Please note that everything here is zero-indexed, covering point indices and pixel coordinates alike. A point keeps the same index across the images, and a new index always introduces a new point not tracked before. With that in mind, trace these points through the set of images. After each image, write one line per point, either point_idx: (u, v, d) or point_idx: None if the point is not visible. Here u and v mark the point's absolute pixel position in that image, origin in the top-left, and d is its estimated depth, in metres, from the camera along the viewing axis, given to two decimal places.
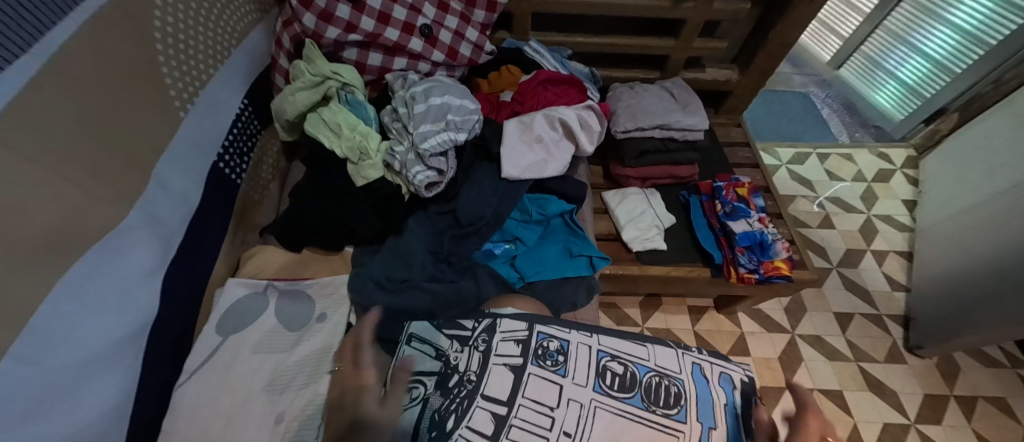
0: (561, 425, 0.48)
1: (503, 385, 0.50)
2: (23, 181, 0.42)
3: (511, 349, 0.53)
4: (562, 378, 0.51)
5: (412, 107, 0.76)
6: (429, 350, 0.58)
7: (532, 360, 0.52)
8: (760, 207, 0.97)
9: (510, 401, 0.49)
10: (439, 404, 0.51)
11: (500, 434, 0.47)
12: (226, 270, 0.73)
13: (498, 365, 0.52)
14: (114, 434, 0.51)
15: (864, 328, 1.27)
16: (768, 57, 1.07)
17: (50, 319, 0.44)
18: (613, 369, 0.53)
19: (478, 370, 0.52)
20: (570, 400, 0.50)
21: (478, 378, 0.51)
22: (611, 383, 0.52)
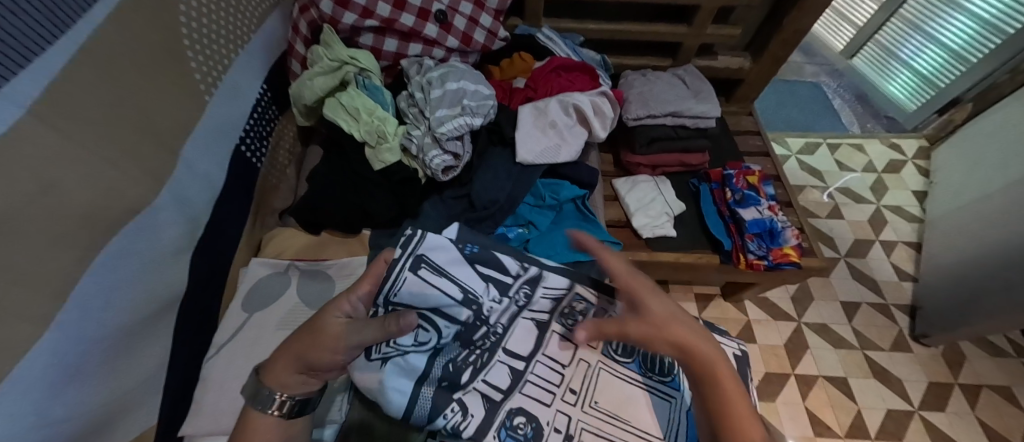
0: (568, 383, 0.57)
1: (523, 340, 0.57)
2: (65, 158, 0.44)
3: (542, 306, 0.59)
4: (577, 339, 0.59)
5: (429, 93, 0.77)
6: (450, 291, 0.54)
7: (548, 327, 0.59)
8: (770, 195, 0.98)
9: (528, 357, 0.57)
10: (457, 354, 0.55)
11: (513, 389, 0.55)
12: (247, 251, 0.75)
13: (524, 320, 0.58)
14: (146, 401, 0.54)
15: (870, 317, 1.28)
16: (781, 45, 1.07)
17: (88, 291, 0.46)
18: (619, 337, 0.60)
19: (504, 323, 0.57)
20: (580, 360, 0.58)
21: (503, 330, 0.57)
22: (617, 350, 0.59)
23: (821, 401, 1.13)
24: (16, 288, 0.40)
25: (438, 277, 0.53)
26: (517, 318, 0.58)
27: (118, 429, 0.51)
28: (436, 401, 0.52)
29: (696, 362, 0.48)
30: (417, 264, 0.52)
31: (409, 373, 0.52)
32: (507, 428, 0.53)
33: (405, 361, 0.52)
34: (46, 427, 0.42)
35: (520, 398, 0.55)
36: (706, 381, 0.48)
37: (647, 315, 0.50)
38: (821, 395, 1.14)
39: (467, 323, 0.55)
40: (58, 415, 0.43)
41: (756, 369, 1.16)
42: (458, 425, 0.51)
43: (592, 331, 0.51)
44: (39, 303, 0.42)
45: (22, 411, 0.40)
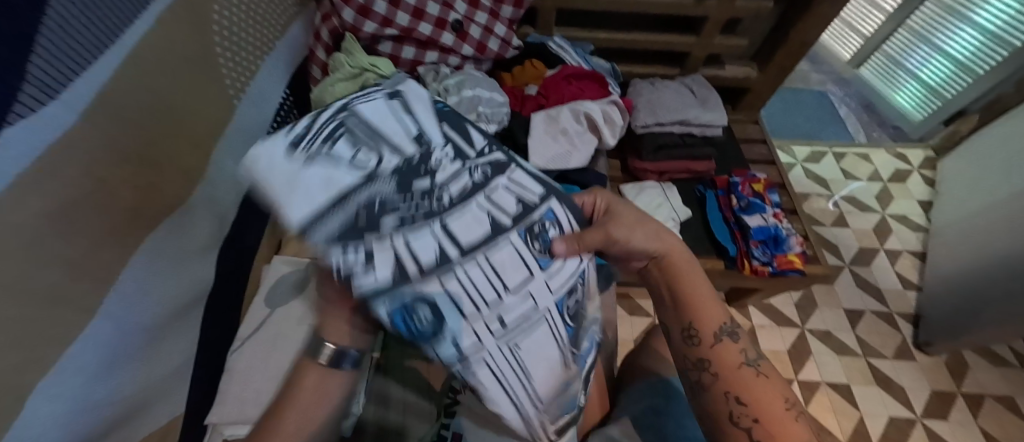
0: (500, 310, 0.42)
1: (468, 228, 0.41)
2: (115, 158, 0.47)
3: (507, 202, 0.44)
4: (539, 269, 0.45)
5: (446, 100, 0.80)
6: (408, 128, 0.43)
7: (526, 242, 0.44)
8: (774, 202, 1.00)
9: (466, 252, 0.41)
10: (384, 189, 0.39)
11: (434, 273, 0.39)
12: (267, 250, 0.78)
13: (479, 208, 0.43)
14: (176, 387, 0.58)
15: (874, 325, 1.29)
16: (787, 55, 1.09)
17: (129, 284, 0.50)
18: (579, 293, 0.49)
19: (455, 195, 0.42)
20: (528, 294, 0.44)
21: (449, 203, 0.41)
22: (570, 307, 0.49)
23: (824, 407, 1.14)
24: (67, 279, 0.43)
25: (435, 128, 0.45)
26: (506, 213, 0.44)
27: (151, 415, 0.54)
28: (357, 220, 0.37)
29: (668, 267, 0.53)
30: (392, 94, 0.45)
31: (340, 172, 0.38)
32: (404, 310, 0.38)
33: (330, 153, 0.38)
34: (89, 409, 0.45)
35: (436, 291, 0.39)
36: (682, 286, 0.53)
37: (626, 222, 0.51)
38: (824, 401, 1.15)
39: (407, 164, 0.41)
40: (99, 399, 0.46)
41: None
42: (353, 267, 0.36)
43: (572, 244, 0.47)
44: (87, 294, 0.45)
45: (68, 395, 0.43)
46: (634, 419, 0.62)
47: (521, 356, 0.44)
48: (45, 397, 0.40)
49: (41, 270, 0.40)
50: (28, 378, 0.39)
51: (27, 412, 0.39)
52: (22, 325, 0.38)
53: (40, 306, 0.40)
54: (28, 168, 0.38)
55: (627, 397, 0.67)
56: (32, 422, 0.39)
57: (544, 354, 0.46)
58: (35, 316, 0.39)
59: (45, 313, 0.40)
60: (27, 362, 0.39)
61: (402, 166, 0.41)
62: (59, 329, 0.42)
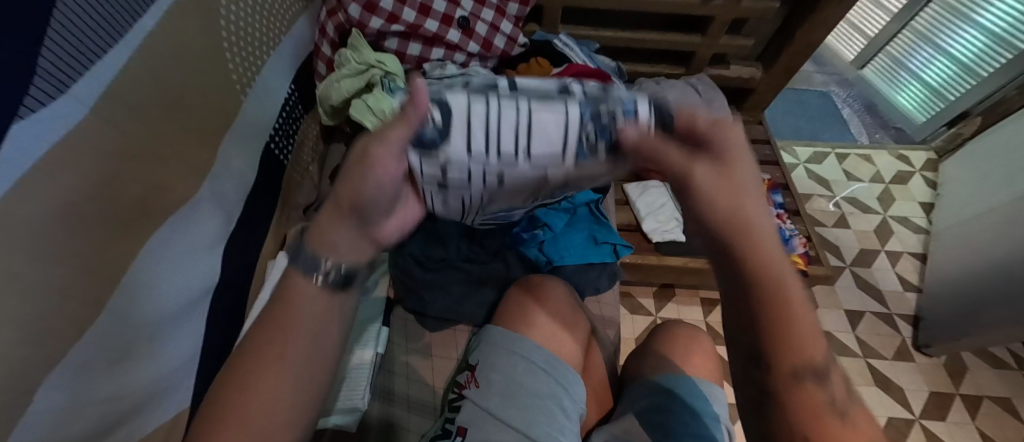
0: (500, 166, 0.53)
1: (547, 108, 0.50)
2: (121, 155, 0.47)
3: (605, 98, 0.51)
4: (564, 158, 0.51)
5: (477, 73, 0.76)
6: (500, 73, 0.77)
7: (576, 133, 0.50)
8: (778, 203, 1.02)
9: (518, 106, 0.51)
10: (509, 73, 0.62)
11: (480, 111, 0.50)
12: (272, 245, 0.78)
13: (572, 100, 0.51)
14: (181, 383, 0.58)
15: (873, 326, 1.30)
16: (793, 56, 1.08)
17: (138, 280, 0.50)
18: (583, 184, 0.60)
19: (575, 90, 0.53)
20: (536, 170, 0.53)
21: (557, 92, 0.52)
22: (565, 187, 0.60)
23: None
24: (77, 276, 0.43)
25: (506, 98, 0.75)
26: (575, 104, 0.51)
27: (157, 409, 0.54)
28: (483, 76, 0.60)
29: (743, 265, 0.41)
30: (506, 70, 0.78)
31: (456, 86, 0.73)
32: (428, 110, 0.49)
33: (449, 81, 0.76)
34: (95, 404, 0.45)
35: (461, 123, 0.50)
36: (761, 298, 0.40)
37: (704, 166, 0.42)
38: None
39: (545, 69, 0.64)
40: (107, 394, 0.47)
41: None
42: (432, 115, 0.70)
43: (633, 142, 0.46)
44: (96, 290, 0.45)
45: (77, 391, 0.43)
46: (638, 416, 0.62)
47: (490, 198, 0.59)
48: (54, 392, 0.41)
49: (50, 266, 0.40)
50: (38, 374, 0.39)
51: (37, 408, 0.39)
52: (32, 322, 0.39)
53: (51, 303, 0.40)
54: (38, 164, 0.39)
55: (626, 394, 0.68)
56: (40, 416, 0.39)
57: (507, 199, 0.61)
58: (44, 313, 0.40)
59: (55, 310, 0.41)
60: (36, 359, 0.39)
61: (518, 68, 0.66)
62: (68, 326, 0.42)
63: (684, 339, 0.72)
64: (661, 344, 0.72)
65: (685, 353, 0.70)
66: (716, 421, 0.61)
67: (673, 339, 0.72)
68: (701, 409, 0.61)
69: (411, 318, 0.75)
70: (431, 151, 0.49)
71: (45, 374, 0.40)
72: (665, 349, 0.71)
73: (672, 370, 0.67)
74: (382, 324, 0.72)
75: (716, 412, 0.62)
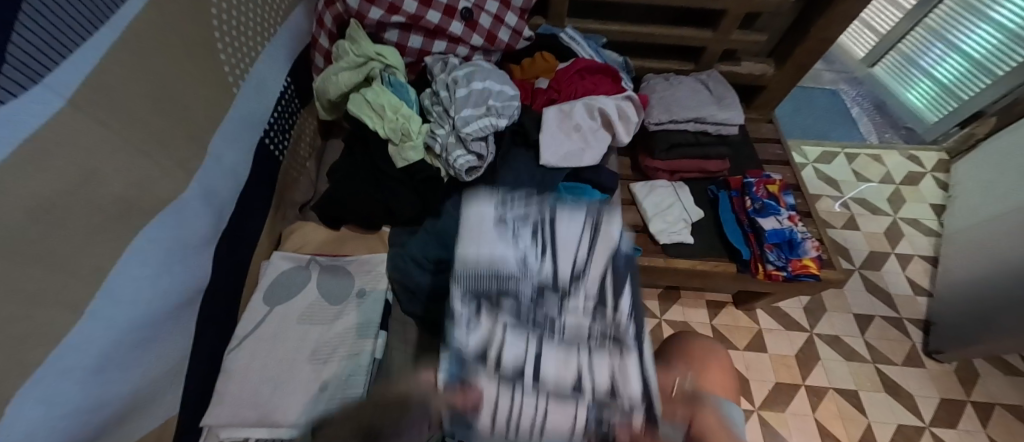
0: None
1: (555, 411, 0.48)
2: (102, 149, 0.45)
3: (610, 392, 0.49)
4: None
5: (516, 238, 0.58)
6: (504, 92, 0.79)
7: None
8: (789, 205, 0.97)
9: (529, 410, 0.47)
10: (524, 305, 0.55)
11: (494, 405, 0.47)
12: (268, 244, 0.76)
13: (581, 402, 0.48)
14: (171, 388, 0.55)
15: (882, 330, 1.27)
16: (807, 53, 1.05)
17: (123, 282, 0.47)
18: None
19: (587, 380, 0.50)
20: None
21: (568, 386, 0.49)
22: None
23: (832, 413, 1.12)
24: (54, 277, 0.40)
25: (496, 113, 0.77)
26: (585, 411, 0.48)
27: (143, 417, 0.51)
28: (494, 301, 0.54)
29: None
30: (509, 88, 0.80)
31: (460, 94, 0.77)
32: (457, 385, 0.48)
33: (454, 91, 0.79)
34: (77, 414, 0.42)
35: (479, 418, 0.47)
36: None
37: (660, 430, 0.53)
38: (832, 406, 1.13)
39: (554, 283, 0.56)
40: (88, 403, 0.44)
41: (765, 378, 1.15)
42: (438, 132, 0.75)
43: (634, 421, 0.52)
44: (74, 292, 0.42)
45: (53, 400, 0.40)
46: None
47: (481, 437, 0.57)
48: (26, 402, 0.38)
49: (23, 265, 0.38)
50: (9, 383, 0.36)
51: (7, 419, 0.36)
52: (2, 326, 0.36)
53: (24, 306, 0.38)
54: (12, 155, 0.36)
55: None
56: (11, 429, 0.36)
57: None
58: (17, 316, 0.37)
59: (28, 313, 0.38)
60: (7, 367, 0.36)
61: (550, 284, 0.56)
62: (43, 331, 0.39)
63: (700, 354, 0.70)
64: (677, 357, 0.70)
65: (702, 368, 0.67)
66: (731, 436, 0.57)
67: (689, 352, 0.70)
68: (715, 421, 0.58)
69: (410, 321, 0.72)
70: (464, 418, 0.47)
71: (19, 384, 0.37)
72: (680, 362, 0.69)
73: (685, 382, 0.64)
74: (382, 329, 0.68)
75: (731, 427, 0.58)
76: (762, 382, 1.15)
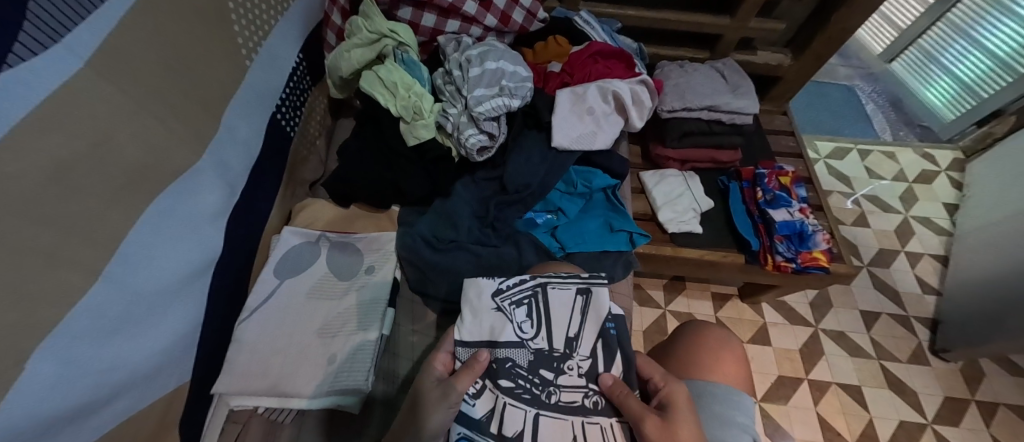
0: None
1: None
2: (117, 115, 0.45)
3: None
4: None
5: (512, 314, 0.57)
6: (518, 72, 0.78)
7: None
8: (801, 197, 0.96)
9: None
10: (522, 360, 0.55)
11: None
12: (278, 220, 0.76)
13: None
14: (183, 357, 0.55)
15: (888, 327, 1.26)
16: (825, 43, 1.03)
17: (135, 248, 0.47)
18: None
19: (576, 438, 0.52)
20: None
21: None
22: None
23: (833, 407, 1.12)
24: (68, 240, 0.41)
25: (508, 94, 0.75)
26: None
27: (157, 382, 0.51)
28: (494, 364, 0.54)
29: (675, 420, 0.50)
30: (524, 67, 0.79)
31: (473, 68, 0.76)
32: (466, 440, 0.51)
33: (466, 61, 0.77)
34: (94, 375, 0.43)
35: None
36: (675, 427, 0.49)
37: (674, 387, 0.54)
38: (833, 401, 1.13)
39: (546, 344, 0.56)
40: (104, 365, 0.44)
41: (768, 371, 1.15)
42: (449, 110, 0.75)
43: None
44: (91, 254, 0.43)
45: (71, 361, 0.40)
46: None
47: None
48: (44, 360, 0.38)
49: (39, 227, 0.38)
50: (28, 341, 0.37)
51: (26, 375, 0.36)
52: (19, 284, 0.36)
53: (39, 267, 0.38)
54: (27, 119, 0.36)
55: None
56: (29, 385, 0.37)
57: None
58: (31, 275, 0.37)
59: (42, 274, 0.38)
60: (23, 325, 0.37)
61: (546, 352, 0.56)
62: (61, 289, 0.40)
63: (712, 343, 0.66)
64: (688, 346, 0.67)
65: (713, 358, 0.65)
66: (742, 433, 0.57)
67: (700, 342, 0.67)
68: (727, 420, 0.57)
69: (417, 300, 0.73)
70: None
71: (37, 340, 0.38)
72: (692, 352, 0.66)
73: (696, 377, 0.63)
74: (390, 306, 0.69)
75: (743, 423, 0.57)
76: (765, 375, 1.15)
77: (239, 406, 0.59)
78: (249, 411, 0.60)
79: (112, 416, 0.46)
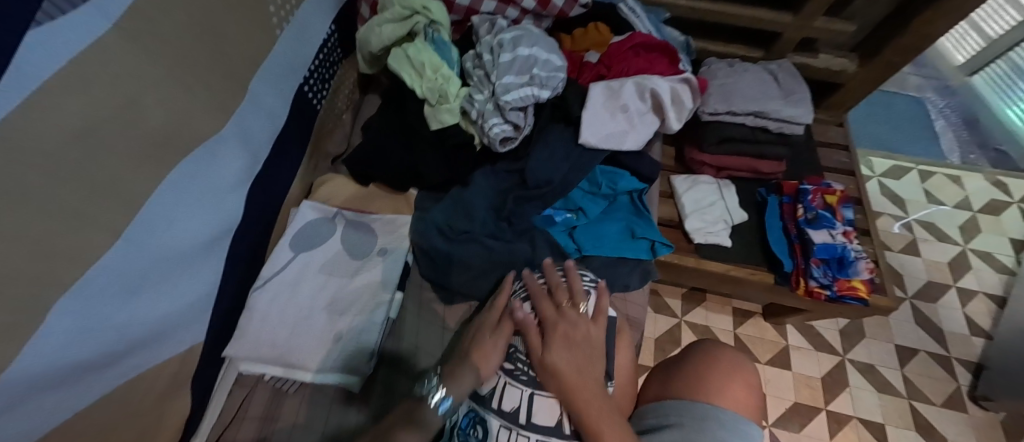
0: None
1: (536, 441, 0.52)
2: (145, 79, 0.45)
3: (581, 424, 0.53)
4: None
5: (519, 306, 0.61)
6: (553, 62, 0.74)
7: None
8: (847, 220, 0.88)
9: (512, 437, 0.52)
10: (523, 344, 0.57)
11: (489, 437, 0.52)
12: (298, 192, 0.76)
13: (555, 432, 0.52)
14: (198, 320, 0.55)
15: (925, 366, 1.17)
16: (900, 51, 0.93)
17: (156, 209, 0.47)
18: None
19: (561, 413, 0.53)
20: None
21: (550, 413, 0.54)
22: None
23: None
24: (95, 201, 0.40)
25: (539, 85, 0.72)
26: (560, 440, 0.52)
27: (169, 345, 0.51)
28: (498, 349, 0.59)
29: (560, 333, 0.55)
30: (558, 56, 0.75)
31: (505, 55, 0.72)
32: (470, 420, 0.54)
33: (497, 47, 0.74)
34: (113, 332, 0.43)
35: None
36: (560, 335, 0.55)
37: (557, 344, 0.54)
38: (852, 436, 1.07)
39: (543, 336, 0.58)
40: (122, 320, 0.44)
41: (784, 397, 1.10)
42: (475, 96, 0.72)
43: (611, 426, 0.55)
44: (115, 213, 0.42)
45: (91, 315, 0.40)
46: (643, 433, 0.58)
47: None
48: (65, 315, 0.38)
49: (64, 187, 0.38)
50: (51, 293, 0.37)
51: (47, 328, 0.36)
52: (46, 240, 0.36)
53: (63, 225, 0.38)
54: (56, 78, 0.36)
55: (644, 411, 0.62)
56: (49, 338, 0.36)
57: None
58: (55, 233, 0.37)
59: (66, 233, 0.38)
60: (46, 281, 0.36)
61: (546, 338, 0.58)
62: (83, 247, 0.39)
63: (724, 368, 0.63)
64: (696, 367, 0.64)
65: (724, 382, 0.61)
66: None
67: (711, 365, 0.63)
68: None
69: (427, 286, 0.72)
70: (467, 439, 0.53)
71: (58, 295, 0.37)
72: (702, 374, 0.62)
73: (704, 398, 0.59)
74: (398, 290, 0.68)
75: None
76: (780, 400, 1.10)
77: (247, 371, 0.61)
78: (256, 377, 0.61)
79: (122, 373, 0.45)
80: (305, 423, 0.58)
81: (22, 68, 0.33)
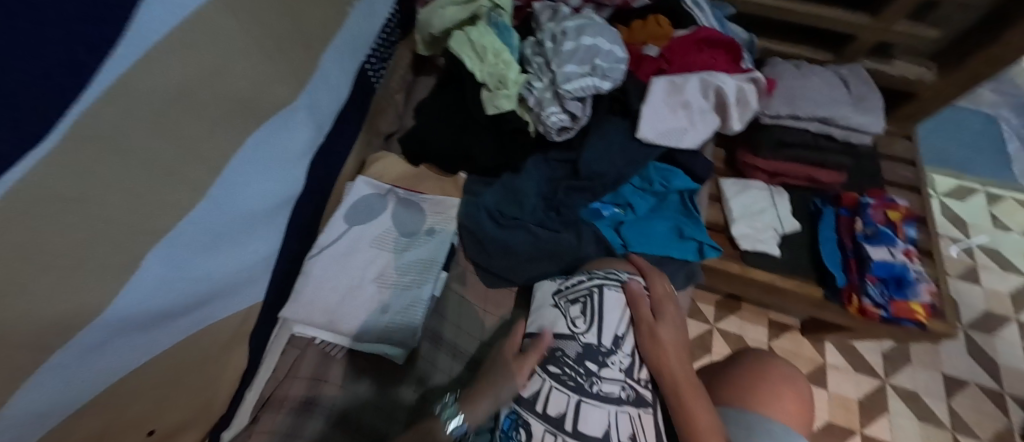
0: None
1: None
2: (235, 46, 0.46)
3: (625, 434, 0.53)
4: None
5: (567, 310, 0.60)
6: (616, 54, 0.72)
7: None
8: (909, 238, 0.84)
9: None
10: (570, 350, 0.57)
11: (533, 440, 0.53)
12: (352, 168, 0.78)
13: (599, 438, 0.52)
14: (259, 279, 0.56)
15: (975, 399, 1.11)
16: (988, 62, 0.87)
17: (237, 170, 0.48)
18: None
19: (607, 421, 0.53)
20: None
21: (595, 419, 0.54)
22: None
23: None
24: (188, 159, 0.42)
25: (600, 75, 0.70)
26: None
27: (234, 300, 0.53)
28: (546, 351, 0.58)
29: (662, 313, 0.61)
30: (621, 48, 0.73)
31: (568, 44, 0.71)
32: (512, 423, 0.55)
33: (559, 35, 0.73)
34: (191, 284, 0.45)
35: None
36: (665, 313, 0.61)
37: (667, 315, 0.60)
38: None
39: (591, 345, 0.57)
40: (200, 274, 0.45)
41: (818, 416, 1.06)
42: (534, 83, 0.71)
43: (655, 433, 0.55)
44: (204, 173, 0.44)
45: (176, 266, 0.42)
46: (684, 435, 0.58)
47: None
48: (154, 264, 0.40)
49: (163, 142, 0.40)
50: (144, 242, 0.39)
51: (137, 276, 0.38)
52: (144, 192, 0.38)
53: (159, 179, 0.40)
54: (164, 40, 0.38)
55: None
56: (138, 284, 0.38)
57: None
58: (152, 186, 0.39)
59: (161, 186, 0.40)
60: (142, 231, 0.38)
61: (594, 347, 0.57)
62: (176, 202, 0.41)
63: (773, 378, 0.61)
64: (744, 375, 0.62)
65: (773, 393, 0.60)
66: None
67: (759, 374, 0.62)
68: None
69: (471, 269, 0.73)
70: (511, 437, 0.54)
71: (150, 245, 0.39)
72: (749, 382, 0.61)
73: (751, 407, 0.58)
74: (444, 269, 0.69)
75: None
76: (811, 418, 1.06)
77: (300, 334, 0.64)
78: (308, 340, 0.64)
79: (194, 323, 0.47)
80: (350, 389, 0.60)
81: (139, 26, 0.36)
